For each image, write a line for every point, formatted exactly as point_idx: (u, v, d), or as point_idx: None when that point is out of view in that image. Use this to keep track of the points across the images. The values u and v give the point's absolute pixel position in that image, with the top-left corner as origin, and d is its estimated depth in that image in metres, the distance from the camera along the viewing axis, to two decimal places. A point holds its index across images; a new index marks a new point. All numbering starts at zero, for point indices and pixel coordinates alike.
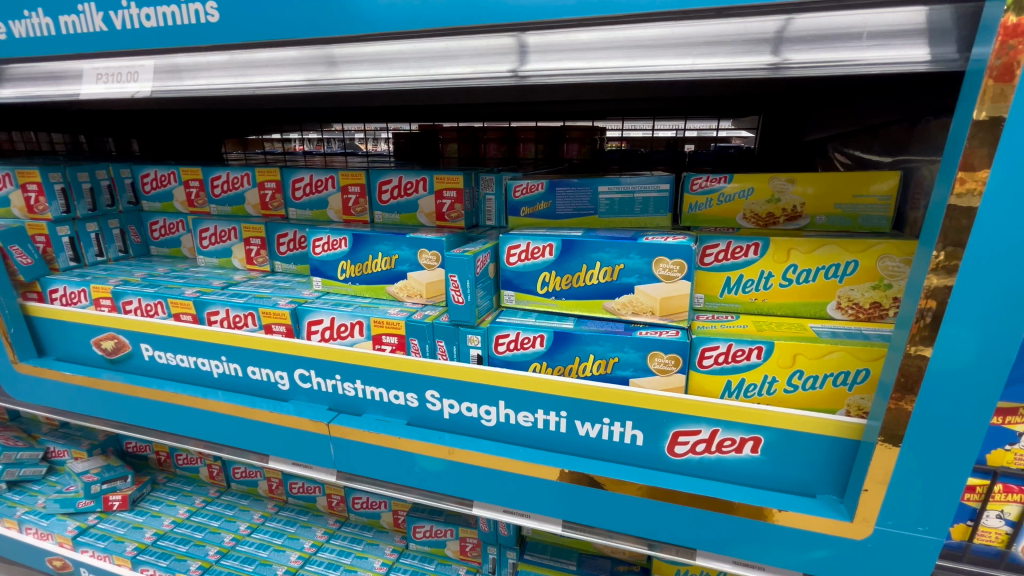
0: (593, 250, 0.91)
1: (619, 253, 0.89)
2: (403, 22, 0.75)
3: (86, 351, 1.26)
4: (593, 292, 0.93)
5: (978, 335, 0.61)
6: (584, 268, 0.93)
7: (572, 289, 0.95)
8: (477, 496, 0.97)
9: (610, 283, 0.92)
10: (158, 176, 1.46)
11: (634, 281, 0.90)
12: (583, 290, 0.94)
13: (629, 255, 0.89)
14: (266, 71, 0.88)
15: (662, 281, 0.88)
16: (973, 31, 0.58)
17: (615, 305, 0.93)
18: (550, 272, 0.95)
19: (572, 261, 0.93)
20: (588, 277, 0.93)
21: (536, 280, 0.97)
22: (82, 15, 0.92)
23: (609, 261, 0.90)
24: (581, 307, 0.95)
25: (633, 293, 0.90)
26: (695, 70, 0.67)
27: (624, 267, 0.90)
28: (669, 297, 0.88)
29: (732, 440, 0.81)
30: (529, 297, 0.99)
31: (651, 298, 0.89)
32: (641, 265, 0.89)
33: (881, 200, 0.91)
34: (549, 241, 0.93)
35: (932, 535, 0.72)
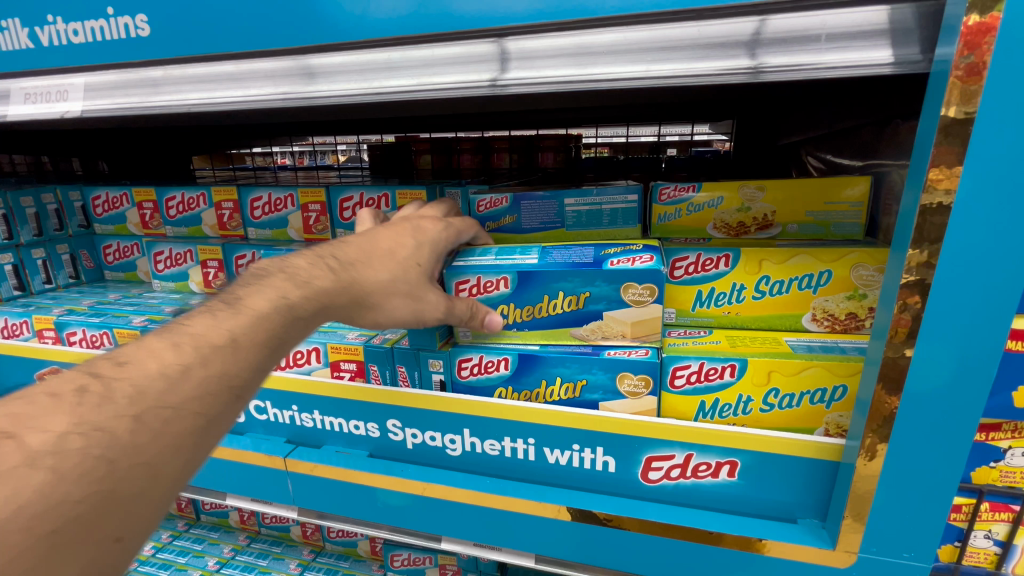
0: (554, 280, 0.84)
1: (584, 281, 0.83)
2: (342, 33, 0.71)
3: (28, 386, 1.19)
4: (559, 321, 0.87)
5: (957, 347, 0.58)
6: (546, 299, 0.86)
7: (534, 320, 0.88)
8: (445, 531, 0.91)
9: (575, 312, 0.86)
10: (109, 197, 1.38)
11: (601, 308, 0.84)
12: (547, 320, 0.87)
13: (595, 283, 0.82)
14: (203, 87, 0.82)
15: (632, 306, 0.83)
16: (936, 31, 0.55)
17: (584, 331, 0.87)
18: (509, 305, 0.87)
19: (533, 292, 0.85)
20: (551, 306, 0.86)
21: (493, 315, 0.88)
22: (6, 31, 0.87)
23: (573, 290, 0.84)
24: (546, 334, 0.88)
25: (604, 319, 0.85)
26: (649, 77, 0.64)
27: (589, 295, 0.84)
28: (642, 320, 0.83)
29: (707, 464, 0.77)
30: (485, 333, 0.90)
31: (622, 323, 0.85)
32: (608, 292, 0.83)
33: (855, 206, 0.88)
34: (504, 273, 0.85)
35: (919, 562, 0.68)
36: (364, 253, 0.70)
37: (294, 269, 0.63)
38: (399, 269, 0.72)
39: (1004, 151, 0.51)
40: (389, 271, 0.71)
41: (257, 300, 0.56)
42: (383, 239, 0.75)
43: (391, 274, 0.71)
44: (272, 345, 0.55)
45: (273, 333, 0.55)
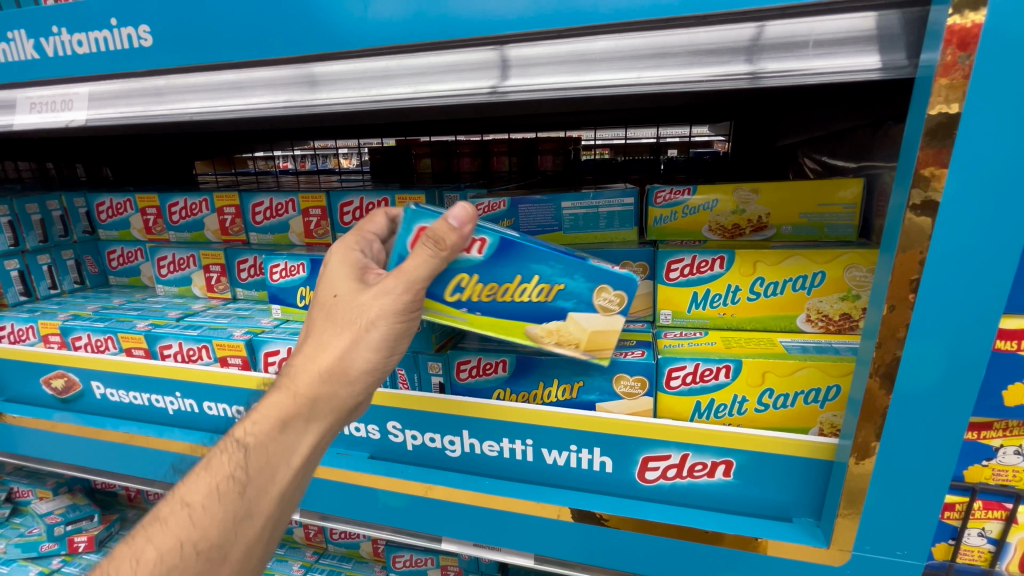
0: (533, 260, 0.73)
1: (564, 271, 0.73)
2: (341, 42, 0.72)
3: (34, 390, 1.21)
4: (517, 313, 0.75)
5: (946, 349, 0.58)
6: (517, 280, 0.74)
7: (492, 303, 0.76)
8: (445, 531, 0.92)
9: (542, 304, 0.75)
10: (114, 204, 1.40)
11: (569, 307, 0.74)
12: (507, 308, 0.75)
13: (574, 276, 0.73)
14: (205, 96, 0.83)
15: (597, 312, 0.75)
16: (921, 36, 0.56)
17: (538, 330, 0.76)
18: (471, 276, 0.74)
19: (506, 267, 0.74)
20: (519, 291, 0.74)
21: (447, 287, 0.75)
22: (13, 42, 0.89)
23: (550, 278, 0.73)
24: (497, 325, 0.77)
25: (567, 320, 0.75)
26: (641, 84, 0.65)
27: (563, 288, 0.74)
28: (602, 330, 0.76)
29: (703, 464, 0.78)
30: (430, 302, 0.76)
31: (583, 327, 0.76)
32: (582, 290, 0.74)
33: (847, 207, 0.89)
34: (482, 236, 0.72)
35: (912, 560, 0.68)
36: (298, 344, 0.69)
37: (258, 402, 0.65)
38: (328, 323, 0.68)
39: (986, 156, 0.52)
40: (331, 351, 0.66)
41: (211, 458, 0.61)
42: (323, 315, 0.69)
43: (325, 333, 0.68)
44: (225, 494, 0.59)
45: (218, 485, 0.59)
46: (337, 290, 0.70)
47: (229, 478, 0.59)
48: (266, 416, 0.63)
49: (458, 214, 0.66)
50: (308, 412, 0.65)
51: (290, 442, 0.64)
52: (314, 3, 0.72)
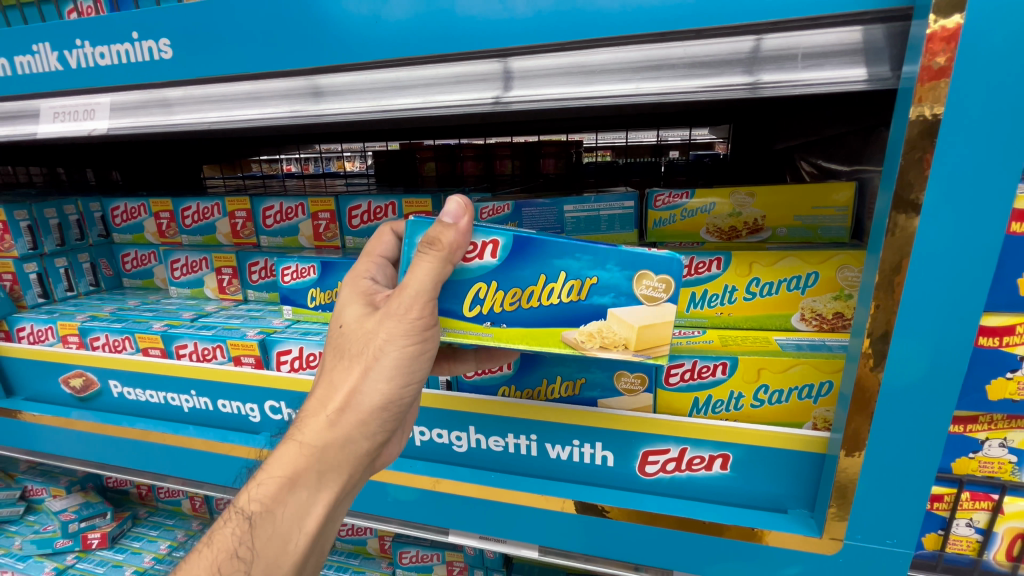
0: (557, 255, 0.71)
1: (594, 263, 0.70)
2: (352, 54, 0.76)
3: (53, 389, 1.25)
4: (549, 315, 0.73)
5: (929, 346, 0.61)
6: (542, 280, 0.72)
7: (520, 310, 0.73)
8: (453, 524, 0.95)
9: (575, 303, 0.72)
10: (128, 208, 1.44)
11: (607, 302, 0.71)
12: (537, 312, 0.73)
13: (605, 266, 0.70)
14: (223, 106, 0.87)
15: (643, 304, 0.70)
16: (903, 49, 0.60)
17: (578, 336, 0.73)
18: (489, 284, 0.73)
19: (526, 266, 0.72)
20: (547, 291, 0.72)
21: (465, 299, 0.75)
22: (37, 55, 0.93)
23: (577, 273, 0.71)
24: (531, 334, 0.74)
25: (607, 320, 0.72)
26: (639, 94, 0.68)
27: (597, 282, 0.70)
28: (649, 325, 0.71)
29: (701, 457, 0.81)
30: (455, 321, 0.76)
31: (625, 326, 0.71)
32: (620, 281, 0.70)
33: (840, 210, 0.92)
34: (493, 236, 0.72)
35: (901, 548, 0.71)
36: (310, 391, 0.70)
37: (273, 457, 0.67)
38: (339, 360, 0.70)
39: (965, 164, 0.55)
40: (340, 397, 0.67)
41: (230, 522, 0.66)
42: (332, 361, 0.70)
43: (335, 372, 0.69)
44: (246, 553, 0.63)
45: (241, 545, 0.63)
46: (344, 321, 0.72)
47: (235, 556, 0.63)
48: (277, 475, 0.66)
49: (453, 210, 0.67)
50: (320, 465, 0.67)
51: (307, 496, 0.66)
52: (328, 18, 0.75)
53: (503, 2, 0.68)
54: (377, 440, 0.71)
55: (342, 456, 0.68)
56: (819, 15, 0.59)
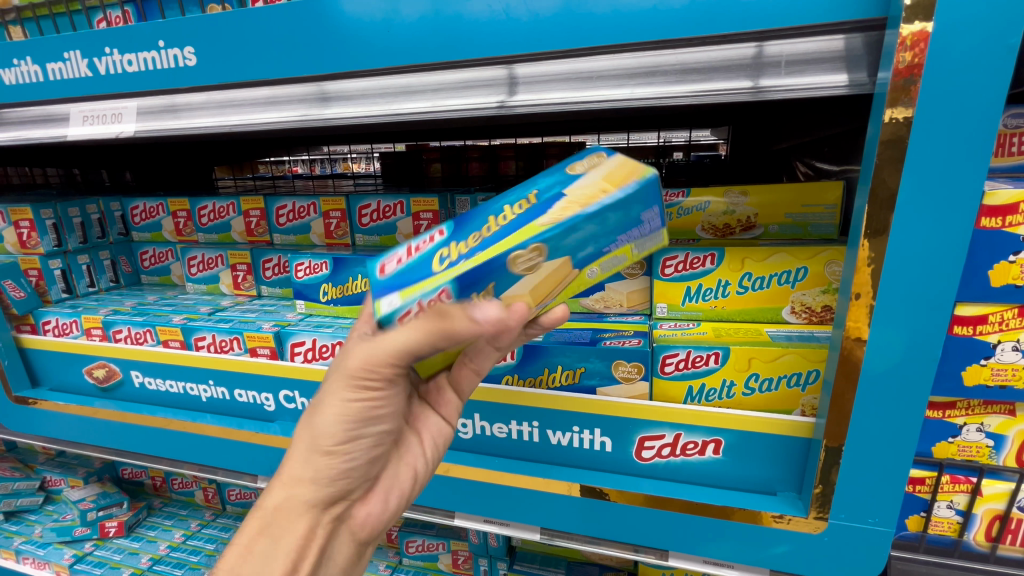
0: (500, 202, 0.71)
1: (530, 186, 0.71)
2: (366, 61, 0.81)
3: (78, 379, 1.32)
4: (512, 223, 0.65)
5: (906, 334, 0.66)
6: (490, 216, 0.68)
7: (483, 238, 0.64)
8: (459, 507, 1.00)
9: (527, 207, 0.67)
10: (147, 208, 1.50)
11: (557, 190, 0.68)
12: (499, 228, 0.65)
13: (541, 183, 0.70)
14: (243, 110, 0.91)
15: (582, 176, 0.69)
16: (879, 57, 0.64)
17: (552, 214, 0.63)
18: (449, 245, 0.66)
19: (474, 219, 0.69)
20: (500, 215, 0.67)
21: (427, 262, 0.65)
22: (68, 62, 0.98)
23: (519, 196, 0.69)
24: (516, 236, 0.62)
25: (566, 196, 0.66)
26: (634, 99, 0.73)
27: (537, 191, 0.69)
28: (613, 172, 0.69)
29: (695, 443, 0.85)
30: (419, 286, 0.62)
31: (585, 190, 0.67)
32: (553, 181, 0.70)
33: (829, 208, 0.96)
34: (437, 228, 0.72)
35: (883, 527, 0.75)
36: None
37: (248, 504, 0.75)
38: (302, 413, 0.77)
39: (936, 164, 0.60)
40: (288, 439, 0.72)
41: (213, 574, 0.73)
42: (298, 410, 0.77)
43: None
44: None
45: None
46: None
47: None
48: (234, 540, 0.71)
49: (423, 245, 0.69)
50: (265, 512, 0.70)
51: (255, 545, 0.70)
52: (344, 27, 0.80)
53: (507, 13, 0.73)
54: (318, 484, 0.71)
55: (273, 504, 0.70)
56: (802, 25, 0.64)
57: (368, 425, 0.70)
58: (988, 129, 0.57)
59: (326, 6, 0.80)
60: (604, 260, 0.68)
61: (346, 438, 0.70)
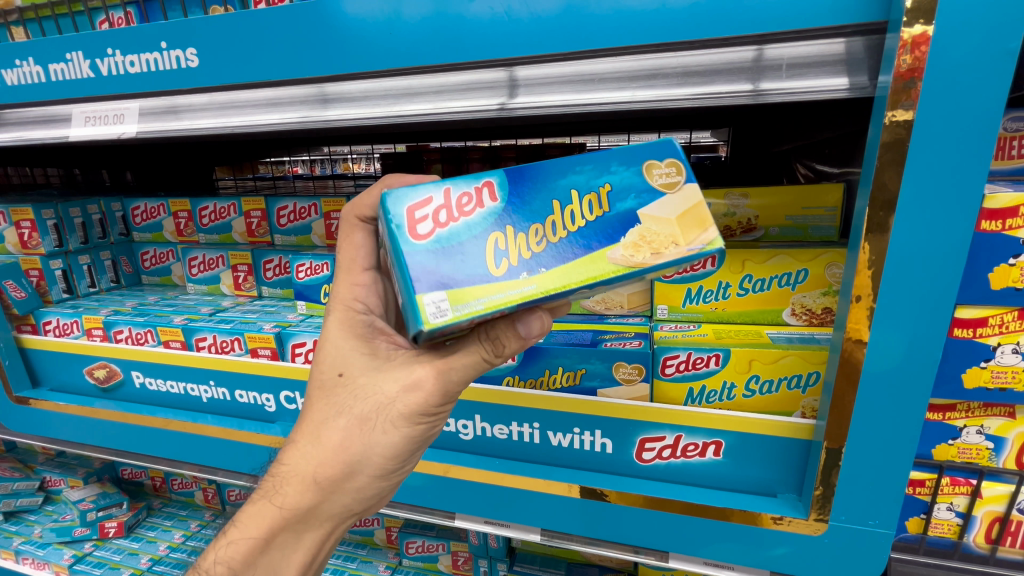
0: (563, 175, 0.65)
1: (599, 171, 0.65)
2: (368, 63, 0.81)
3: (78, 379, 1.32)
4: (585, 241, 0.64)
5: (906, 336, 0.66)
6: (557, 206, 0.64)
7: (550, 248, 0.63)
8: (460, 509, 1.01)
9: (602, 218, 0.64)
10: (148, 208, 1.50)
11: (632, 205, 0.65)
12: (568, 242, 0.63)
13: (611, 170, 0.66)
14: (245, 111, 0.92)
15: (666, 193, 0.64)
16: (880, 61, 0.64)
17: (624, 252, 0.63)
18: (506, 230, 0.63)
19: (536, 197, 0.65)
20: (568, 215, 0.64)
21: (483, 253, 0.62)
22: (70, 63, 0.99)
23: (589, 185, 0.65)
24: (580, 266, 0.62)
25: (643, 224, 0.64)
26: (635, 101, 0.73)
27: (611, 188, 0.65)
28: (686, 210, 0.64)
29: (695, 445, 0.85)
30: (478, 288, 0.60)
31: (667, 222, 0.63)
32: (631, 180, 0.66)
33: (829, 210, 0.96)
34: (484, 180, 0.65)
35: (883, 529, 0.75)
36: (294, 430, 0.71)
37: (263, 493, 0.72)
38: (327, 406, 0.70)
39: (937, 167, 0.60)
40: (329, 440, 0.69)
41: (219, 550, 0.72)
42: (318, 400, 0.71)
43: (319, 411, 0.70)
44: None
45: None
46: (345, 370, 0.71)
47: None
48: (253, 532, 0.70)
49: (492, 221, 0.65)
50: (305, 515, 0.70)
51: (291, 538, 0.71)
52: (346, 29, 0.81)
53: (509, 15, 0.73)
54: (364, 492, 0.73)
55: (310, 510, 0.70)
56: (803, 28, 0.64)
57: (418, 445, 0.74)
58: (988, 133, 0.58)
59: (327, 8, 0.80)
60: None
61: (398, 455, 0.72)
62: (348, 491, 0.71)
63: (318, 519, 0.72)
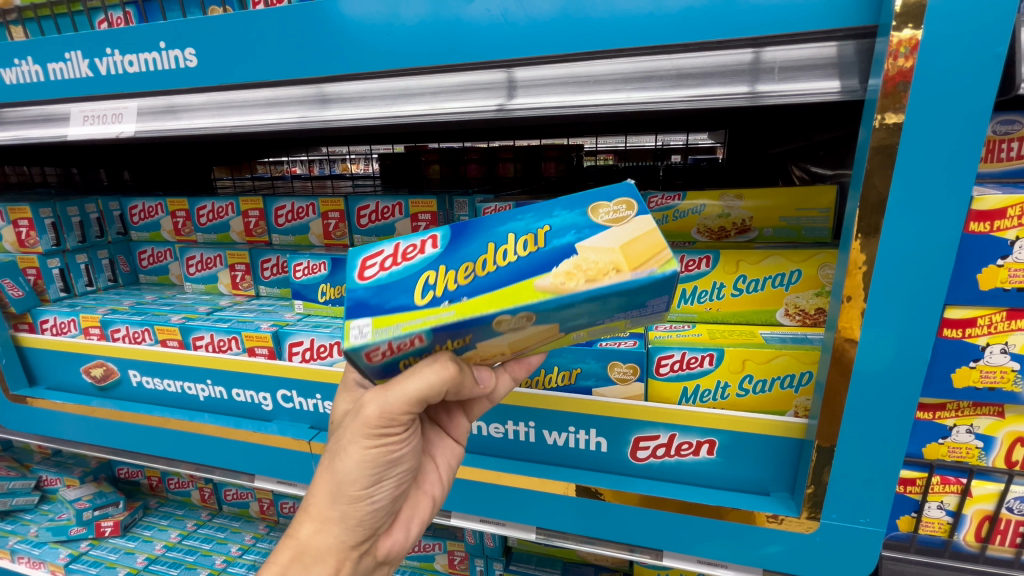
0: (502, 222, 0.67)
1: (540, 216, 0.66)
2: (366, 64, 0.81)
3: (76, 378, 1.32)
4: (515, 274, 0.61)
5: (896, 335, 0.67)
6: (492, 248, 0.65)
7: (476, 282, 0.61)
8: (456, 507, 1.01)
9: (538, 254, 0.63)
10: (146, 207, 1.50)
11: (572, 240, 0.63)
12: (497, 275, 0.62)
13: (553, 216, 0.66)
14: (243, 111, 0.92)
15: (611, 227, 0.63)
16: (871, 65, 0.65)
17: (554, 280, 0.60)
18: (437, 268, 0.64)
19: (472, 242, 0.65)
20: (503, 254, 0.64)
21: (413, 291, 0.62)
22: (68, 62, 0.99)
23: (527, 229, 0.65)
24: (504, 293, 0.60)
25: (579, 254, 0.61)
26: (630, 102, 0.74)
27: (550, 229, 0.65)
28: (632, 243, 0.61)
29: (689, 443, 0.86)
30: (399, 318, 0.60)
31: (608, 252, 0.61)
32: (574, 220, 0.65)
33: (822, 212, 0.97)
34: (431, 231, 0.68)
35: (874, 527, 0.76)
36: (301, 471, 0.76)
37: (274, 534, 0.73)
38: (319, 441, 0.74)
39: (925, 169, 0.61)
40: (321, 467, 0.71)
41: None
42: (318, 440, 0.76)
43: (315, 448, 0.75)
44: None
45: None
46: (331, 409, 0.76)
47: None
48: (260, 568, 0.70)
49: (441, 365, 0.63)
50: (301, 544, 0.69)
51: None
52: (344, 32, 0.81)
53: (505, 17, 0.74)
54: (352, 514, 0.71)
55: (301, 542, 0.69)
56: (795, 32, 0.65)
57: (390, 467, 0.71)
58: (976, 137, 0.59)
59: (325, 9, 0.81)
60: (592, 328, 0.69)
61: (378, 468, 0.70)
62: (334, 521, 0.70)
63: (315, 550, 0.70)
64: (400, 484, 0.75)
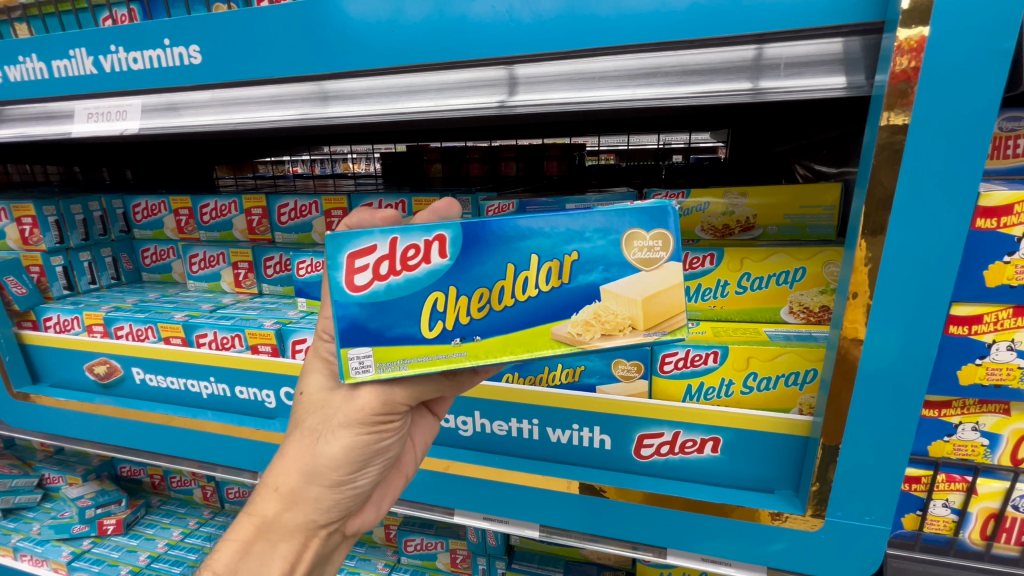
0: (523, 239, 0.62)
1: (569, 236, 0.62)
2: (370, 61, 0.81)
3: (79, 375, 1.32)
4: (534, 316, 0.64)
5: (902, 332, 0.67)
6: (510, 270, 0.63)
7: (491, 318, 0.64)
8: (459, 504, 1.01)
9: (558, 290, 0.64)
10: (149, 205, 1.50)
11: (596, 279, 0.63)
12: (512, 313, 0.64)
13: (583, 239, 0.62)
14: (247, 108, 0.92)
15: (640, 269, 0.63)
16: (877, 61, 0.65)
17: (571, 329, 0.65)
18: (446, 291, 0.63)
19: (487, 262, 0.63)
20: (520, 282, 0.63)
21: (419, 317, 0.63)
22: (73, 59, 0.99)
23: (550, 254, 0.62)
24: (517, 339, 0.65)
25: (602, 301, 0.63)
26: (635, 99, 0.73)
27: (577, 257, 0.63)
28: (656, 294, 0.63)
29: (693, 441, 0.86)
30: (404, 351, 0.64)
31: (630, 303, 0.63)
32: (603, 251, 0.63)
33: (827, 209, 0.97)
34: (437, 232, 0.61)
35: (879, 525, 0.76)
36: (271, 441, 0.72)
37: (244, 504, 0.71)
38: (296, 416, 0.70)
39: (933, 166, 0.60)
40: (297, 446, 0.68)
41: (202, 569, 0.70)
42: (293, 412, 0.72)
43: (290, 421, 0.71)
44: None
45: None
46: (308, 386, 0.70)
47: None
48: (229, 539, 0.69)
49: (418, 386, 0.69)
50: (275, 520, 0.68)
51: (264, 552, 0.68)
52: (348, 29, 0.81)
53: (510, 15, 0.74)
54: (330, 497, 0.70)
55: (272, 520, 0.68)
56: (801, 28, 0.65)
57: (374, 456, 0.70)
58: (983, 134, 0.59)
59: (329, 6, 0.81)
60: None
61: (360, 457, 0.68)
62: (308, 502, 0.69)
63: (288, 528, 0.69)
64: (382, 471, 0.75)
